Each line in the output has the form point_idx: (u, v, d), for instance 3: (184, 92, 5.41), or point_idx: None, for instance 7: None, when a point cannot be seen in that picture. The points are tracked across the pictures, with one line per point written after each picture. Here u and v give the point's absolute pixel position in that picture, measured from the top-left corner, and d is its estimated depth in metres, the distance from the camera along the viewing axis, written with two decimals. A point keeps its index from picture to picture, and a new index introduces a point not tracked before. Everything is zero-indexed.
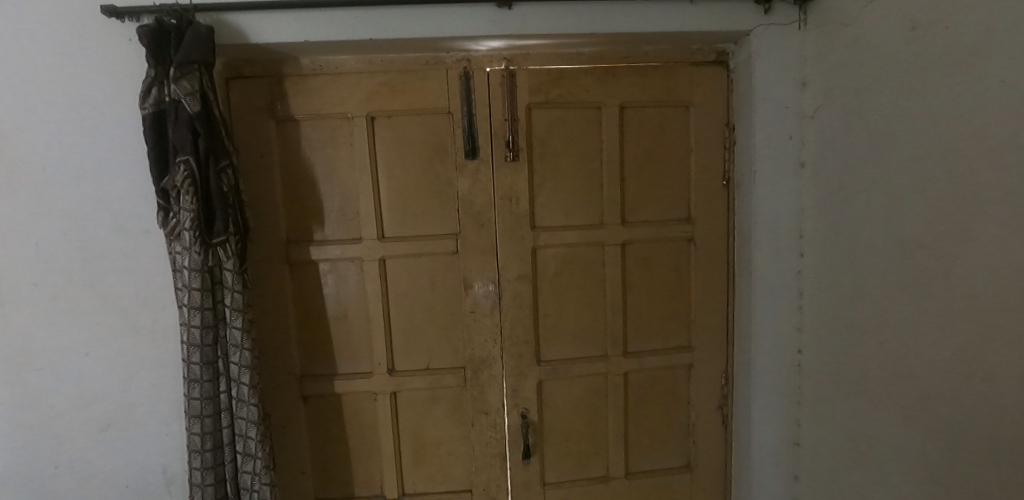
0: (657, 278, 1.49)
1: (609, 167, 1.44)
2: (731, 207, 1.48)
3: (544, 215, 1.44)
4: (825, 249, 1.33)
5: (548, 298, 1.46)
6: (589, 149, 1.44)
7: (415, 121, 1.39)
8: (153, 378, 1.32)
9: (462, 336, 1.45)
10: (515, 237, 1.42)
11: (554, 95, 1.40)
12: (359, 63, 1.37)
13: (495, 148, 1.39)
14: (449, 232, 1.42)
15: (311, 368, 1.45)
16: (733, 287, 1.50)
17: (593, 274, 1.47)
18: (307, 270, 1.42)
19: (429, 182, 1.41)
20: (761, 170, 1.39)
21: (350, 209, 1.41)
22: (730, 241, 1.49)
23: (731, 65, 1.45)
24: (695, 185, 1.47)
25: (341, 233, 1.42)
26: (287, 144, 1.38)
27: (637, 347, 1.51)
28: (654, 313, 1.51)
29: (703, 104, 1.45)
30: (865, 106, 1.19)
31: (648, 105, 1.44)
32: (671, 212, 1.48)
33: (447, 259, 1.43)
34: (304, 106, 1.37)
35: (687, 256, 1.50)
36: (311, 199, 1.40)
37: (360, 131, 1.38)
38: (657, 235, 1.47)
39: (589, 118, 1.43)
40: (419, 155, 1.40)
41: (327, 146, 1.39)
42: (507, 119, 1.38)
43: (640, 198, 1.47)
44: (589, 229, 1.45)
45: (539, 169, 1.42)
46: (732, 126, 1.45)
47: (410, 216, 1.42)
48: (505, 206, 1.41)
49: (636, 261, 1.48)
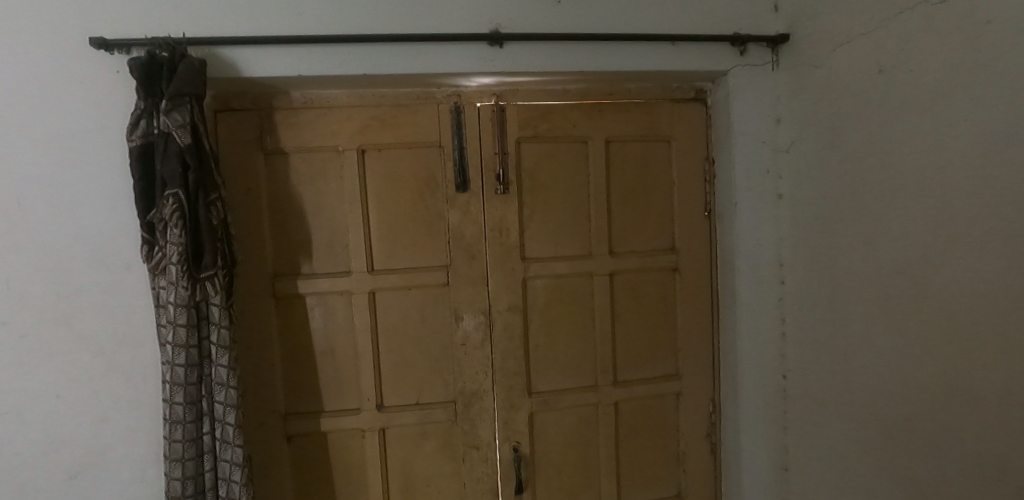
0: (644, 307, 1.52)
1: (596, 200, 1.47)
2: (713, 237, 1.53)
3: (533, 246, 1.45)
4: (804, 277, 1.38)
5: (537, 329, 1.46)
6: (577, 182, 1.47)
7: (405, 155, 1.40)
8: (129, 420, 1.25)
9: (453, 369, 1.44)
10: (504, 269, 1.43)
11: (542, 130, 1.44)
12: (349, 97, 1.38)
13: (484, 182, 1.41)
14: (439, 264, 1.42)
15: (296, 405, 1.41)
16: (716, 314, 1.54)
17: (583, 305, 1.48)
18: (295, 303, 1.40)
19: (420, 214, 1.41)
20: (742, 201, 1.44)
21: (339, 243, 1.40)
22: (712, 270, 1.53)
23: (709, 102, 1.51)
24: (677, 216, 1.52)
25: (329, 266, 1.40)
26: (275, 177, 1.38)
27: (626, 377, 1.52)
28: (642, 342, 1.52)
29: (684, 139, 1.51)
30: (840, 141, 1.26)
31: (631, 139, 1.49)
32: (656, 242, 1.52)
33: (437, 291, 1.42)
34: (293, 140, 1.37)
35: (671, 285, 1.53)
36: (300, 232, 1.39)
37: (350, 165, 1.38)
38: (644, 265, 1.50)
39: (576, 152, 1.46)
40: (409, 188, 1.40)
41: (316, 179, 1.39)
42: (496, 153, 1.41)
43: (626, 229, 1.50)
44: (577, 260, 1.47)
45: (528, 201, 1.45)
46: (712, 160, 1.51)
47: (399, 248, 1.41)
48: (494, 237, 1.42)
49: (623, 290, 1.51)
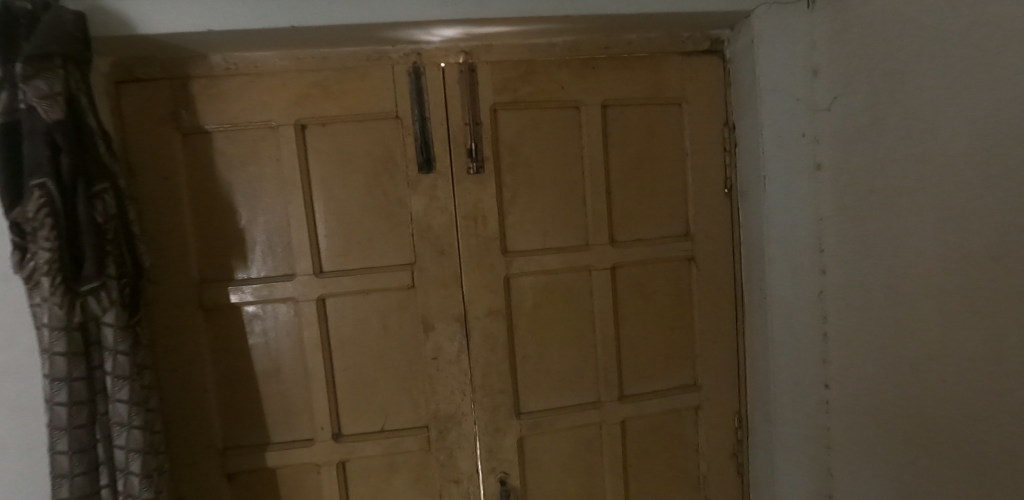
0: (653, 306, 1.26)
1: (592, 178, 1.21)
2: (734, 219, 1.27)
3: (516, 236, 1.19)
4: (853, 265, 1.10)
5: (525, 337, 1.21)
6: (568, 157, 1.20)
7: (356, 129, 1.14)
8: (20, 468, 1.01)
9: (424, 389, 1.18)
10: (482, 266, 1.16)
11: (523, 93, 1.16)
12: (283, 60, 1.12)
13: (453, 161, 1.14)
14: (402, 263, 1.16)
15: (237, 437, 1.17)
16: (741, 311, 1.28)
17: (580, 306, 1.22)
18: (228, 315, 1.15)
19: (376, 202, 1.15)
20: (772, 175, 1.17)
21: (279, 240, 1.15)
22: (735, 259, 1.28)
23: (727, 55, 1.25)
24: (691, 195, 1.26)
25: (269, 269, 1.15)
26: (197, 162, 1.12)
27: (635, 390, 1.27)
28: (652, 348, 1.27)
29: (697, 101, 1.24)
30: (903, 90, 0.97)
31: (633, 103, 1.22)
32: (666, 228, 1.26)
33: (401, 296, 1.17)
34: (216, 116, 1.11)
35: (686, 278, 1.28)
36: (230, 229, 1.14)
37: (288, 144, 1.12)
38: (652, 255, 1.24)
39: (566, 120, 1.20)
40: (361, 170, 1.14)
41: (247, 164, 1.13)
42: (467, 124, 1.14)
43: (630, 213, 1.24)
44: (571, 252, 1.20)
45: (508, 182, 1.18)
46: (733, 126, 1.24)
47: (353, 244, 1.16)
48: (468, 228, 1.16)
49: (628, 286, 1.25)
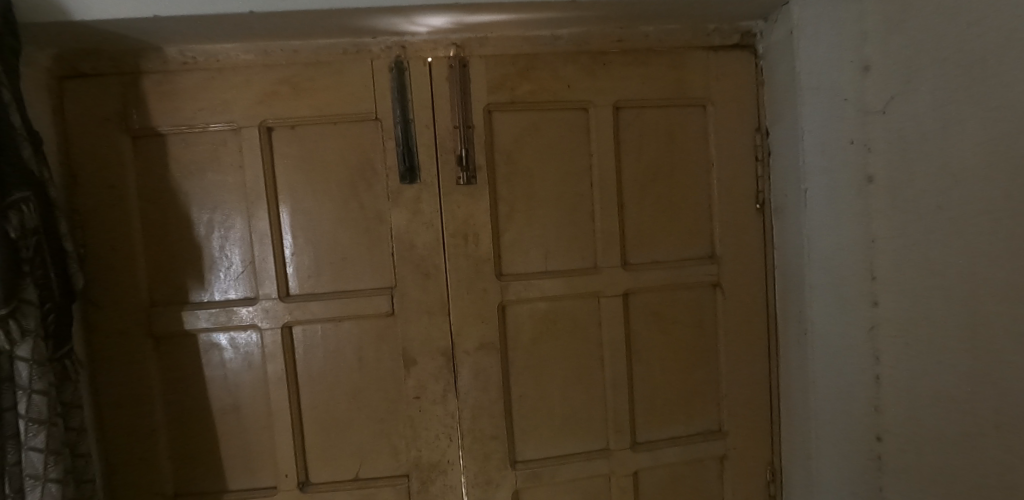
0: (672, 339, 1.09)
1: (601, 190, 1.04)
2: (767, 239, 1.09)
3: (513, 257, 1.03)
4: (916, 297, 0.91)
5: (522, 374, 1.04)
6: (574, 166, 1.04)
7: (329, 133, 0.99)
8: None
9: (404, 432, 1.02)
10: (473, 291, 1.00)
11: (523, 93, 1.01)
12: (247, 54, 0.98)
13: (440, 169, 0.99)
14: (381, 286, 1.01)
15: (189, 484, 1.02)
16: (774, 346, 1.11)
17: (587, 338, 1.06)
18: (182, 343, 1.01)
19: (352, 216, 1.00)
20: (818, 188, 1.01)
21: (240, 259, 1.00)
22: (767, 285, 1.10)
23: (759, 50, 1.08)
24: (716, 211, 1.09)
25: (228, 292, 1.00)
26: (150, 169, 0.99)
27: (650, 436, 1.09)
28: (669, 388, 1.10)
29: (725, 103, 1.08)
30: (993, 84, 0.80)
31: (650, 105, 1.06)
32: (688, 248, 1.09)
33: (379, 325, 1.01)
34: (170, 116, 0.97)
35: (710, 308, 1.10)
36: (185, 244, 1.00)
37: (250, 148, 0.97)
38: (672, 281, 1.07)
39: (572, 123, 1.04)
40: (335, 180, 0.99)
41: (206, 171, 0.99)
42: (456, 127, 0.98)
43: (645, 231, 1.07)
44: (577, 276, 1.04)
45: (505, 194, 1.02)
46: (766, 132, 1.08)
47: (325, 264, 1.00)
48: (457, 247, 1.00)
49: (643, 316, 1.08)
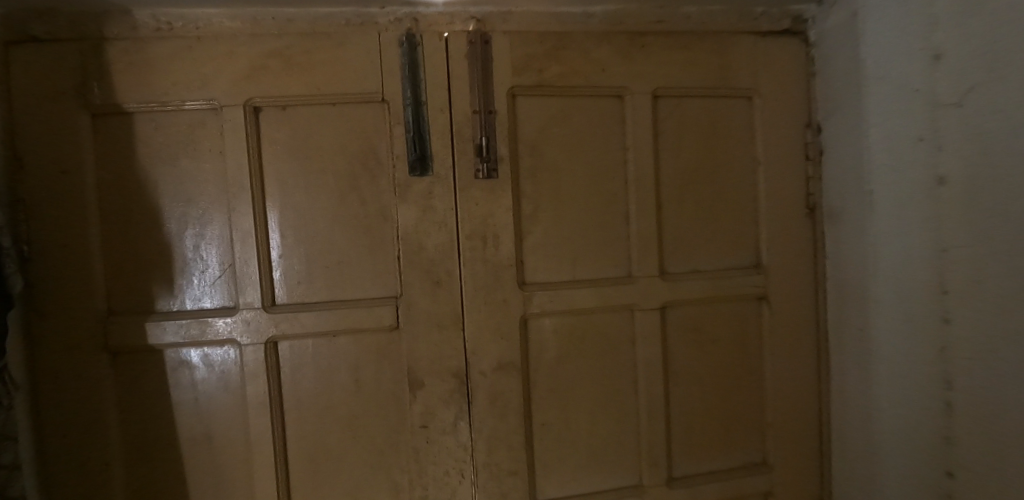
0: (712, 359, 0.96)
1: (637, 189, 0.92)
2: (820, 247, 0.98)
3: (537, 263, 0.89)
4: (996, 320, 0.77)
5: (546, 398, 0.90)
6: (607, 161, 0.91)
7: (327, 116, 0.85)
8: None
9: (408, 467, 0.87)
10: (491, 302, 0.87)
11: (551, 75, 0.88)
12: (234, 22, 0.83)
13: (456, 161, 0.85)
14: (384, 295, 0.86)
15: None
16: (827, 367, 0.99)
17: (619, 357, 0.92)
18: (145, 360, 0.85)
19: (352, 213, 0.86)
20: (882, 190, 0.89)
21: (218, 260, 0.85)
22: (819, 298, 0.99)
23: (811, 38, 0.97)
24: (763, 216, 0.97)
25: (203, 300, 0.85)
26: (112, 153, 0.83)
27: (689, 470, 0.96)
28: (710, 415, 0.97)
29: (773, 95, 0.96)
30: None
31: (692, 95, 0.95)
32: (730, 257, 0.97)
33: (380, 341, 0.86)
34: (139, 91, 0.82)
35: (754, 324, 0.98)
36: (152, 243, 0.84)
37: (234, 131, 0.83)
38: (713, 293, 0.95)
39: (605, 112, 0.91)
40: (333, 170, 0.85)
41: (180, 156, 0.84)
42: (476, 112, 0.85)
43: (685, 236, 0.95)
44: (609, 286, 0.91)
45: (529, 191, 0.89)
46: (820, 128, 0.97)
47: (319, 269, 0.86)
48: (474, 251, 0.86)
49: (681, 333, 0.95)
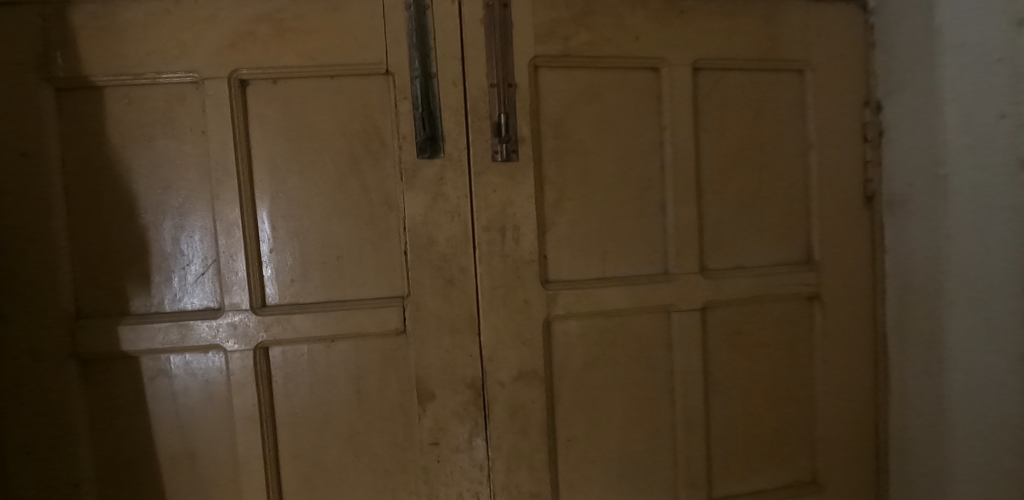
0: (757, 367, 0.86)
1: (675, 174, 0.81)
2: (878, 239, 0.87)
3: (561, 258, 0.79)
4: None
5: (571, 411, 0.80)
6: (641, 143, 0.81)
7: (323, 90, 0.75)
8: None
9: (417, 489, 0.77)
10: (510, 303, 0.76)
11: (579, 44, 0.77)
12: None
13: (470, 141, 0.75)
14: (389, 295, 0.76)
15: None
16: (886, 374, 0.88)
17: (653, 364, 0.82)
18: (119, 369, 0.75)
19: (352, 201, 0.75)
20: (957, 173, 0.77)
21: (201, 256, 0.75)
22: (877, 298, 0.88)
23: (870, 4, 0.86)
24: (815, 205, 0.86)
25: (184, 301, 0.75)
26: (79, 133, 0.73)
27: (731, 491, 0.86)
28: (754, 429, 0.86)
29: (828, 68, 0.85)
30: None
31: (736, 68, 0.83)
32: (778, 252, 0.86)
33: (385, 347, 0.76)
34: (109, 62, 0.72)
35: (805, 327, 0.87)
36: (126, 236, 0.74)
37: (217, 107, 0.72)
38: (760, 292, 0.84)
39: (638, 87, 0.80)
40: (331, 152, 0.75)
41: (156, 137, 0.74)
42: (493, 85, 0.75)
43: (728, 229, 0.84)
44: (644, 284, 0.80)
45: (553, 176, 0.78)
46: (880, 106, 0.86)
47: (314, 265, 0.75)
48: (491, 244, 0.76)
49: (723, 337, 0.84)
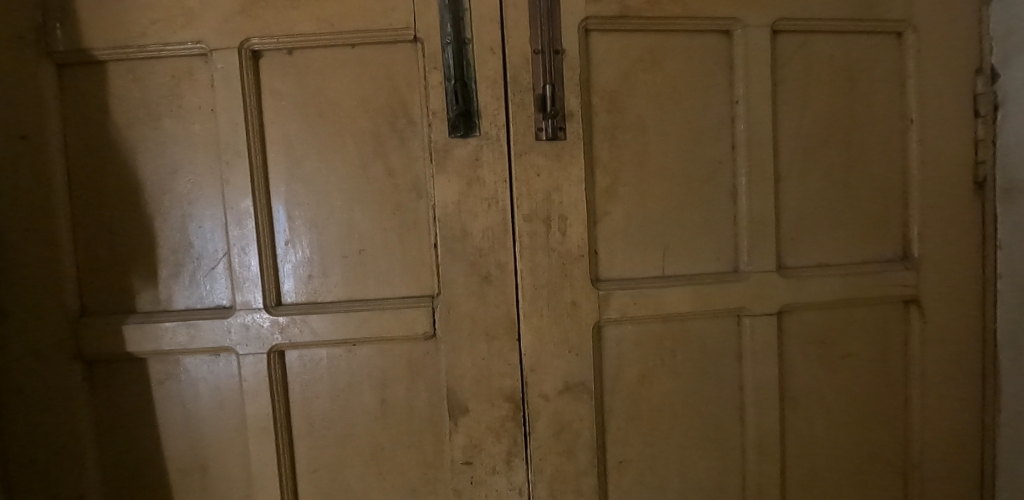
0: (842, 382, 0.73)
1: (748, 156, 0.69)
2: (988, 232, 0.73)
3: (615, 252, 0.68)
4: None
5: (625, 429, 0.69)
6: (709, 120, 0.69)
7: (345, 61, 0.66)
8: None
9: None
10: (556, 305, 0.66)
11: (637, 4, 0.67)
12: None
13: (511, 117, 0.65)
14: (418, 294, 0.67)
15: None
16: (995, 392, 0.74)
17: (719, 377, 0.71)
18: (125, 373, 0.68)
19: (377, 188, 0.67)
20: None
21: (211, 248, 0.67)
22: (985, 303, 0.73)
23: None
24: (915, 193, 0.72)
25: (194, 298, 0.67)
26: (82, 113, 0.66)
27: None
28: (836, 454, 0.74)
29: (933, 31, 0.71)
30: None
31: (822, 31, 0.71)
32: (870, 248, 0.73)
33: (414, 352, 0.67)
34: (111, 33, 0.65)
35: (899, 336, 0.74)
36: (131, 227, 0.67)
37: (228, 82, 0.65)
38: (848, 295, 0.72)
39: (706, 54, 0.69)
40: (353, 132, 0.66)
41: (162, 116, 0.66)
42: (538, 51, 0.65)
43: (809, 220, 0.72)
44: (711, 284, 0.69)
45: (606, 159, 0.67)
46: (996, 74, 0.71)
47: (334, 260, 0.67)
48: (535, 237, 0.66)
49: (800, 346, 0.72)
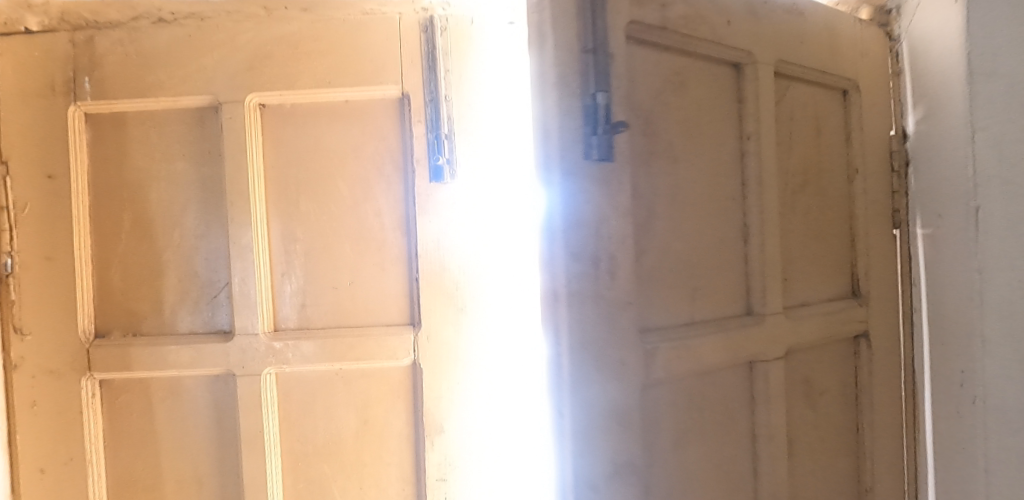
0: (823, 423, 0.64)
1: (761, 188, 0.59)
2: (907, 273, 0.69)
3: (655, 294, 0.53)
4: None
5: None
6: (721, 135, 0.57)
7: (339, 113, 0.74)
8: None
9: None
10: (607, 369, 0.49)
11: None
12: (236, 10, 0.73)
13: (550, 130, 0.48)
14: (400, 323, 0.74)
15: None
16: (910, 446, 0.69)
17: (736, 421, 0.58)
18: (133, 390, 0.75)
19: (364, 227, 0.74)
20: (943, 227, 0.63)
21: (215, 278, 0.74)
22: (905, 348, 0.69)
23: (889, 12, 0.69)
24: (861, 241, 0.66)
25: (198, 323, 0.74)
26: (104, 155, 0.74)
27: None
28: None
29: (873, 86, 0.67)
30: None
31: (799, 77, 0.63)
32: (834, 286, 0.65)
33: (394, 376, 0.74)
34: (133, 86, 0.73)
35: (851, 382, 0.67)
36: (143, 258, 0.74)
37: (235, 131, 0.72)
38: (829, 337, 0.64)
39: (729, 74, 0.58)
40: (345, 176, 0.74)
41: (176, 159, 0.74)
42: (588, 50, 0.48)
43: (804, 256, 0.63)
44: (737, 331, 0.57)
45: (644, 184, 0.52)
46: (908, 133, 0.67)
47: (325, 291, 0.74)
48: (583, 280, 0.48)
49: (792, 394, 0.62)
